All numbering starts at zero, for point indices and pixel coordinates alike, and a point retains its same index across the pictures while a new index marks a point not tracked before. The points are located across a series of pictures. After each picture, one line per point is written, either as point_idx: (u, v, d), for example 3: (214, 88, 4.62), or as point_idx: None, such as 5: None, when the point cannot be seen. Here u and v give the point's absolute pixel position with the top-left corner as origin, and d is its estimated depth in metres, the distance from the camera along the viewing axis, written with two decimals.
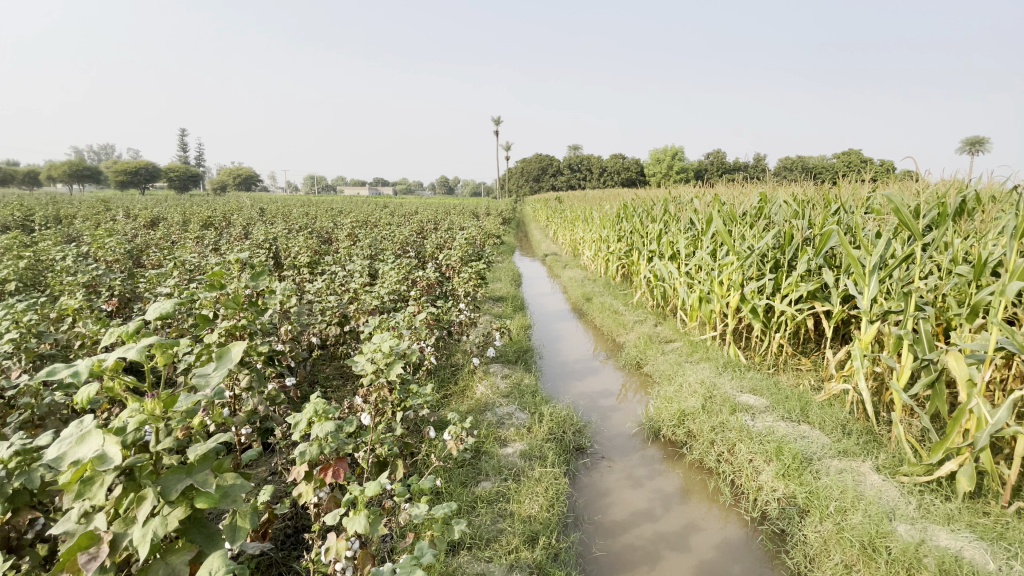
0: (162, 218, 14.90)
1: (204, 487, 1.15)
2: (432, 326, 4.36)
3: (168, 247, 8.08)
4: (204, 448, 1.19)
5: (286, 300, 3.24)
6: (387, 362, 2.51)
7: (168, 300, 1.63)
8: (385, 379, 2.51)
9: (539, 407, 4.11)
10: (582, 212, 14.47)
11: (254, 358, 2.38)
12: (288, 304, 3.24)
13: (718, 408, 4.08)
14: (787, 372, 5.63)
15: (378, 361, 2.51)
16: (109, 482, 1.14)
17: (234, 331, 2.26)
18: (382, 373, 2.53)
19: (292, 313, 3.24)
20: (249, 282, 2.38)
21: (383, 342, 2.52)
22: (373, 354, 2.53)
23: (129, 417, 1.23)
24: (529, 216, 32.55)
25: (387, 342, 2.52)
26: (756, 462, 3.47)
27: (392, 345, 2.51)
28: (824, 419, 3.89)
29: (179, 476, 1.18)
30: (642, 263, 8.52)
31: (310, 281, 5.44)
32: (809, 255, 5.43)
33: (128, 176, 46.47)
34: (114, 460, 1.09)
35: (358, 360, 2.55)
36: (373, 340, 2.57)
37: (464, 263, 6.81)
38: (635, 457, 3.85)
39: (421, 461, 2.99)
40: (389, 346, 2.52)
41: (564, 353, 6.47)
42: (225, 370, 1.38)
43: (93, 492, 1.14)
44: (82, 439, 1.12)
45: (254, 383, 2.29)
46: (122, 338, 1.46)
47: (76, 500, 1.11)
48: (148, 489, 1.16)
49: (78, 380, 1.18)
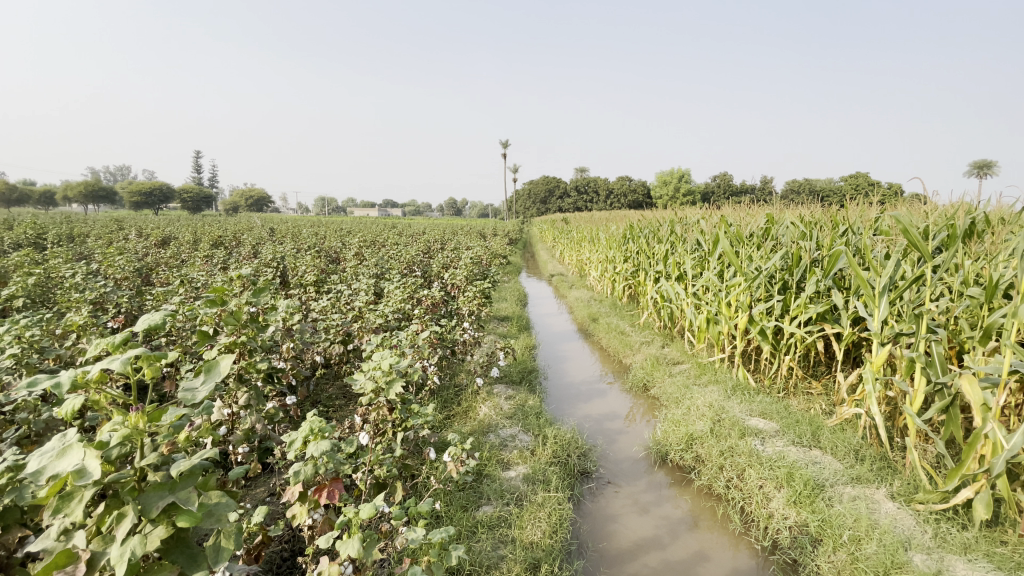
0: (173, 238, 15.12)
1: (187, 505, 1.12)
2: (436, 345, 4.32)
3: (178, 265, 8.17)
4: (188, 464, 1.15)
5: (289, 317, 3.22)
6: (387, 381, 2.48)
7: (158, 313, 1.63)
8: (385, 397, 2.47)
9: (543, 429, 4.04)
10: (588, 233, 14.53)
11: (253, 375, 2.35)
12: (291, 322, 3.23)
13: (727, 432, 3.99)
14: (797, 396, 5.52)
15: (378, 380, 2.48)
16: (88, 498, 1.11)
17: (233, 348, 2.23)
18: (382, 391, 2.49)
19: (295, 331, 3.23)
20: (250, 299, 2.38)
21: (384, 361, 2.49)
22: (373, 371, 2.49)
23: (112, 431, 1.20)
24: (536, 237, 32.71)
25: (388, 360, 2.49)
26: (767, 488, 3.37)
27: (393, 364, 2.48)
28: (836, 444, 3.78)
29: (162, 493, 1.15)
30: (648, 284, 8.48)
31: (316, 300, 5.45)
32: (817, 277, 5.37)
33: (143, 198, 47.41)
34: (93, 474, 1.07)
35: (358, 379, 2.51)
36: (374, 358, 2.54)
37: (470, 282, 6.81)
38: (642, 482, 3.76)
39: (422, 484, 2.93)
40: (390, 364, 2.48)
41: (569, 375, 6.39)
42: (212, 385, 1.38)
43: (72, 508, 1.11)
44: (63, 452, 1.10)
45: (252, 402, 2.25)
46: (108, 349, 1.44)
47: (53, 516, 1.08)
48: (129, 506, 1.13)
49: (60, 392, 1.16)
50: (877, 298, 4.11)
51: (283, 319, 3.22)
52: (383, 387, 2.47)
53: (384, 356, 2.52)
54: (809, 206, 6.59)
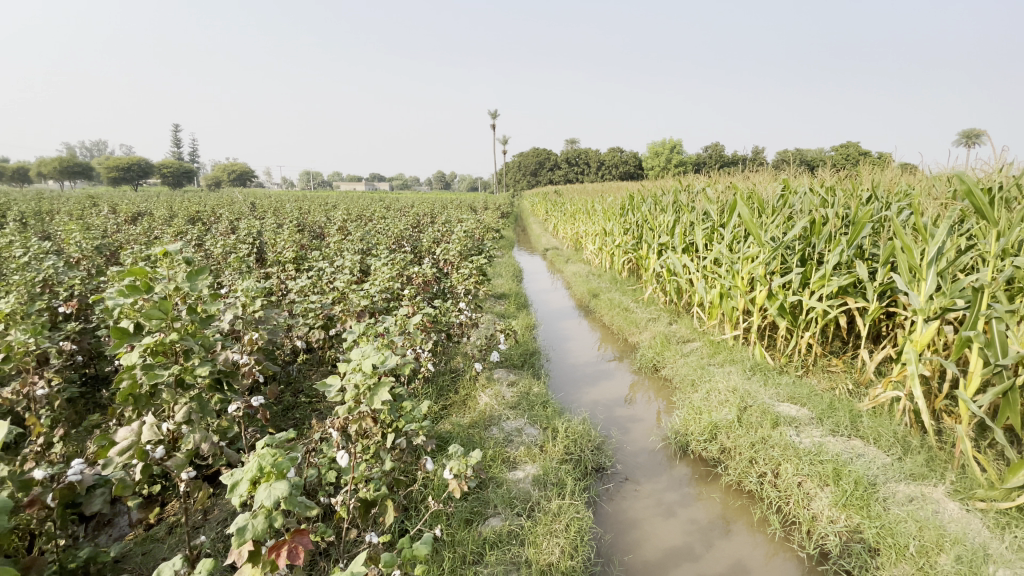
0: (147, 213, 14.34)
1: None
2: (430, 329, 3.85)
3: (146, 243, 7.53)
4: None
5: (250, 302, 2.70)
6: (371, 384, 1.91)
7: None
8: (367, 405, 1.92)
9: (552, 421, 3.61)
10: (583, 204, 14.03)
11: (199, 382, 1.82)
12: (254, 308, 2.71)
13: (757, 421, 3.57)
14: (818, 375, 5.14)
15: (359, 383, 1.93)
16: None
17: (163, 348, 1.70)
18: (364, 397, 1.93)
19: (260, 318, 2.72)
20: (181, 283, 1.82)
21: (364, 358, 1.91)
22: (351, 373, 1.93)
23: None
24: (528, 211, 31.99)
25: (371, 357, 1.92)
26: (808, 486, 3.00)
27: (379, 362, 1.92)
28: (878, 433, 3.41)
29: None
30: (651, 257, 8.01)
31: (294, 279, 4.95)
32: (842, 247, 4.98)
33: (122, 173, 45.76)
34: None
35: (331, 383, 1.88)
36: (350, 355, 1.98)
37: (464, 258, 6.32)
38: (663, 480, 3.36)
39: (420, 494, 2.54)
40: (373, 363, 1.92)
41: (573, 355, 5.96)
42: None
43: None
44: None
45: (194, 415, 1.74)
46: None
47: None
48: None
49: None
50: (924, 270, 3.68)
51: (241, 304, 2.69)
52: (366, 392, 1.93)
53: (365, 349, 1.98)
54: (828, 172, 6.11)
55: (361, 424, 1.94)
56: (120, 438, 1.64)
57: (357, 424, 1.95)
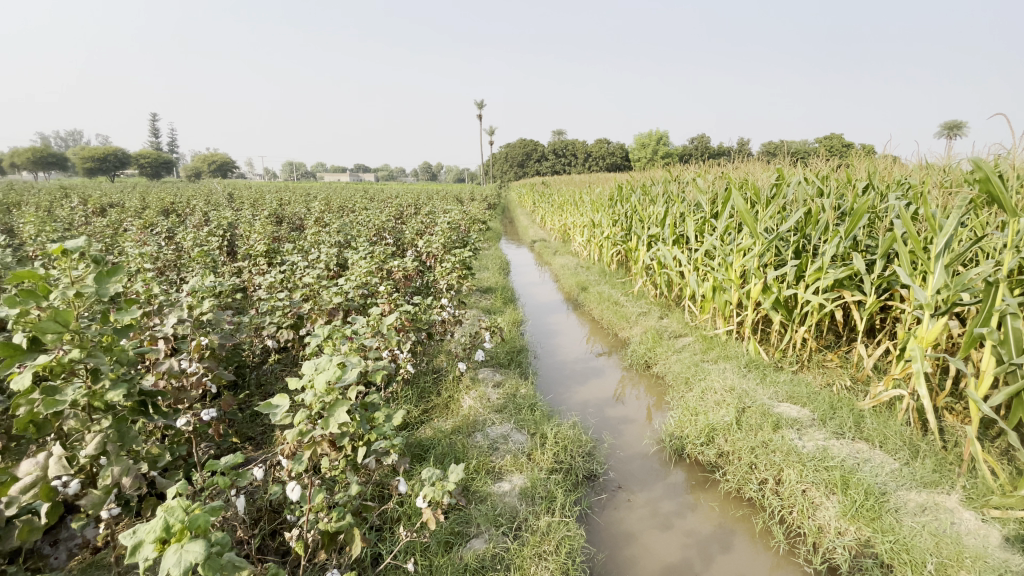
0: (118, 204, 13.76)
1: None
2: (408, 329, 3.59)
3: (111, 236, 7.11)
4: None
5: (196, 304, 2.41)
6: (324, 404, 1.53)
7: None
8: (319, 429, 1.54)
9: (540, 426, 3.37)
10: (571, 195, 13.79)
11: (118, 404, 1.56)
12: (202, 311, 2.43)
13: (757, 424, 3.37)
14: (813, 370, 4.98)
15: (311, 402, 1.56)
16: None
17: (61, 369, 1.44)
18: (317, 419, 1.54)
19: (209, 322, 2.43)
20: (86, 286, 1.54)
21: (317, 376, 1.49)
22: (302, 391, 1.56)
23: None
24: (515, 202, 31.64)
25: (325, 373, 1.49)
26: (813, 495, 2.81)
27: (335, 381, 1.48)
28: (883, 435, 3.24)
29: None
30: (640, 249, 7.79)
31: (265, 274, 4.63)
32: (839, 238, 4.81)
33: (97, 164, 44.43)
34: None
35: (276, 406, 1.49)
36: (305, 368, 1.58)
37: (447, 250, 6.04)
38: (658, 488, 3.15)
39: (398, 511, 2.35)
40: (328, 381, 1.49)
41: (562, 352, 5.73)
42: None
43: None
44: None
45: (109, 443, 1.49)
46: None
47: None
48: None
49: None
50: (932, 263, 3.52)
51: (187, 306, 2.41)
52: (319, 413, 1.56)
53: (322, 360, 1.57)
54: (823, 161, 5.93)
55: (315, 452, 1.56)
56: (23, 474, 1.39)
57: (311, 452, 1.59)
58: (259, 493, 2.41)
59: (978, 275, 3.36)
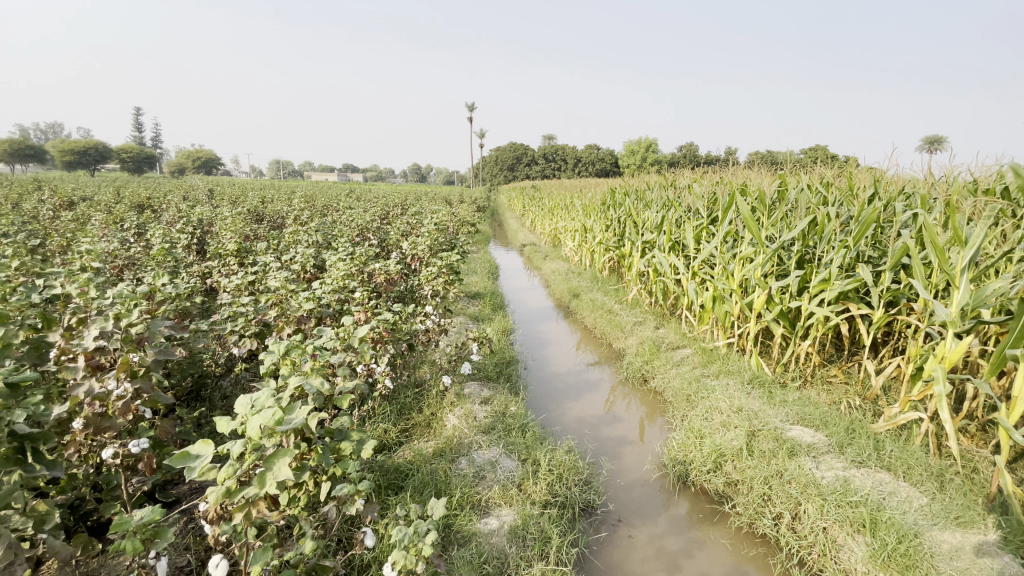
0: (88, 198, 13.10)
1: None
2: (387, 340, 3.23)
3: (73, 231, 6.64)
4: None
5: (126, 314, 1.95)
6: (262, 454, 1.18)
7: None
8: (255, 486, 1.18)
9: (531, 450, 3.05)
10: (562, 199, 13.51)
11: None
12: (133, 323, 1.97)
13: (770, 450, 3.07)
14: (817, 387, 4.73)
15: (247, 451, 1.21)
16: None
17: None
18: (253, 472, 1.19)
19: (143, 335, 2.01)
20: None
21: (250, 419, 1.14)
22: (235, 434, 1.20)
23: None
24: (504, 206, 31.34)
25: (260, 415, 1.13)
26: (836, 534, 2.52)
27: (273, 426, 1.14)
28: (906, 464, 2.97)
29: None
30: (634, 256, 7.51)
31: (231, 276, 4.24)
32: (847, 248, 4.56)
33: (76, 157, 43.20)
34: None
35: (196, 457, 1.13)
36: (242, 404, 1.24)
37: (433, 253, 5.69)
38: (662, 521, 2.83)
39: (367, 557, 2.03)
40: (264, 426, 1.14)
41: (553, 363, 5.40)
42: None
43: None
44: None
45: None
46: None
47: None
48: None
49: None
50: (958, 277, 3.32)
51: (114, 315, 1.95)
52: (255, 464, 1.20)
53: (263, 395, 1.23)
54: (828, 167, 5.69)
55: (247, 514, 1.20)
56: None
57: (243, 513, 1.22)
58: (205, 532, 2.06)
59: (1005, 291, 3.12)
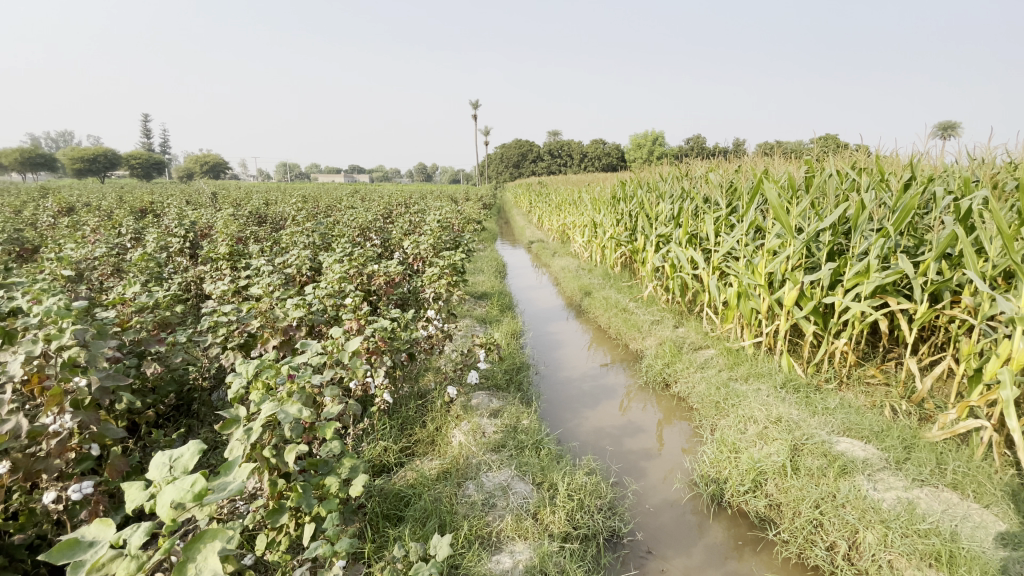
0: (90, 203, 12.94)
1: None
2: (386, 348, 2.92)
3: (65, 237, 6.40)
4: None
5: (57, 334, 1.64)
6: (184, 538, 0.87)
7: None
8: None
9: (547, 472, 2.72)
10: (570, 194, 13.12)
11: None
12: (67, 344, 1.65)
13: (817, 468, 2.72)
14: (855, 388, 4.36)
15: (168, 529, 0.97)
16: None
17: None
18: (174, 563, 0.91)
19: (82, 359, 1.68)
20: None
21: (161, 492, 0.90)
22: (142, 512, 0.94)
23: None
24: (511, 202, 30.97)
25: (174, 487, 0.88)
26: (902, 569, 2.17)
27: (191, 501, 0.88)
28: (975, 483, 2.60)
29: None
30: (649, 251, 7.14)
31: (220, 282, 3.95)
32: (885, 237, 4.18)
33: (85, 164, 43.40)
34: None
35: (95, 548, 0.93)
36: (155, 468, 0.99)
37: (437, 252, 5.37)
38: (698, 552, 2.49)
39: None
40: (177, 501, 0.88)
41: (567, 367, 5.06)
42: None
43: None
44: None
45: None
46: None
47: None
48: None
49: None
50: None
51: (44, 336, 1.64)
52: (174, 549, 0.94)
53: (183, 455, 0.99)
54: (858, 151, 5.29)
55: None
56: None
57: None
58: None
59: None
